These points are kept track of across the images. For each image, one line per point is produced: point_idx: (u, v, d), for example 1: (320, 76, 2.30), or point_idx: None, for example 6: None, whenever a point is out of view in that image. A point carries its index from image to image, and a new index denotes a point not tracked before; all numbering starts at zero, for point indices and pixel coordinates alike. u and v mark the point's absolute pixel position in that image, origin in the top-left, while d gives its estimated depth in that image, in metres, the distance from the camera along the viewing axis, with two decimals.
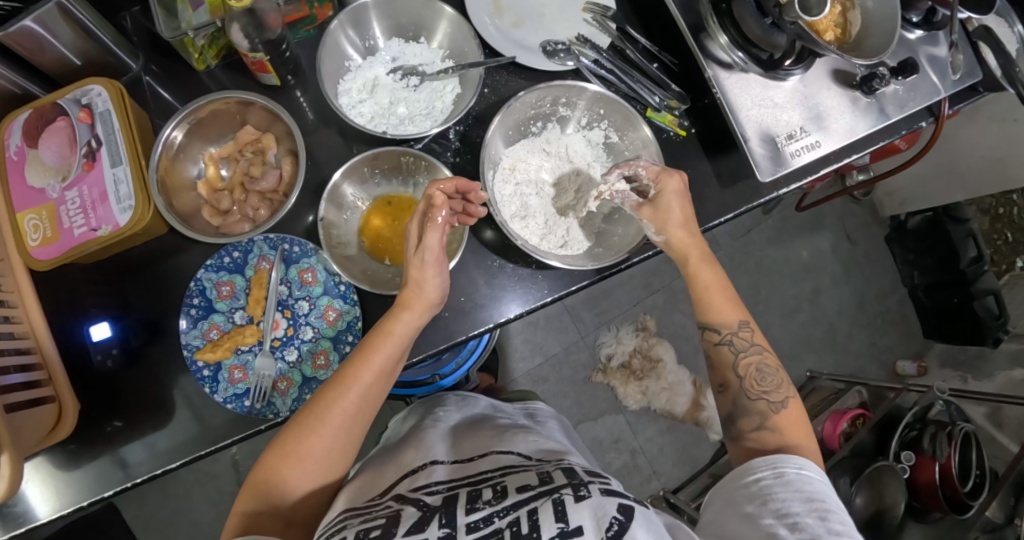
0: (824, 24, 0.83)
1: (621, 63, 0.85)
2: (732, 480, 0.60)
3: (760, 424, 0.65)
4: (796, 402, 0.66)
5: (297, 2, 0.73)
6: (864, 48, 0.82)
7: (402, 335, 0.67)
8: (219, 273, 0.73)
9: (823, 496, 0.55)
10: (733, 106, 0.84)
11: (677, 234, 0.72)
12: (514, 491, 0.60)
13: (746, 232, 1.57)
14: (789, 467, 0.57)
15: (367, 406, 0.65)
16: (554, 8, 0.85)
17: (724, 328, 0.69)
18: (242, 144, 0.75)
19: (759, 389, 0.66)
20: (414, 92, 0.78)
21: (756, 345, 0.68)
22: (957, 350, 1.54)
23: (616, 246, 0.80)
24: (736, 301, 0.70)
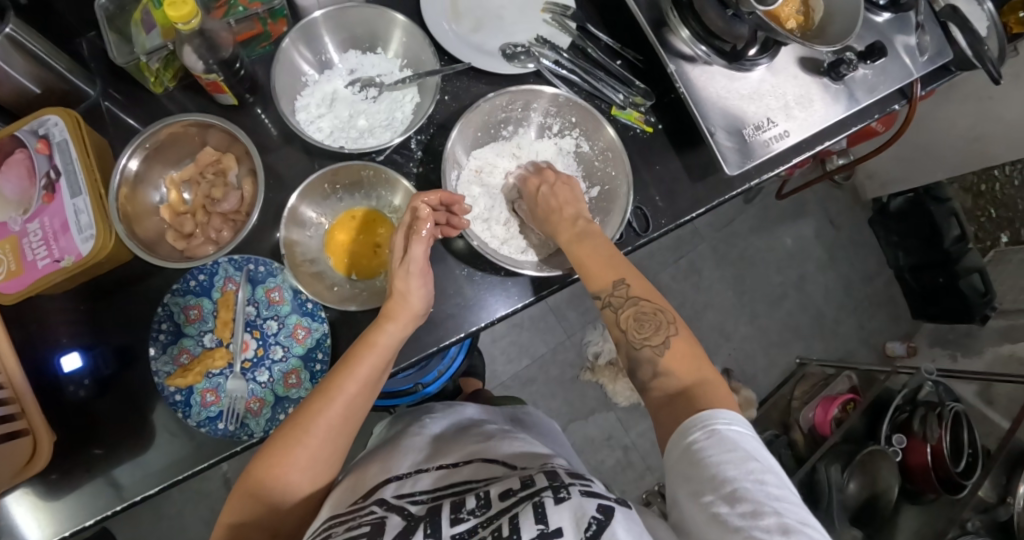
0: (788, 12, 0.82)
1: (583, 63, 0.82)
2: (669, 446, 0.59)
3: (654, 371, 0.65)
4: (682, 338, 0.66)
5: (249, 19, 0.72)
6: (827, 35, 0.81)
7: (386, 345, 0.66)
8: (185, 297, 0.72)
9: (756, 455, 0.54)
10: (698, 100, 0.83)
11: (545, 227, 0.75)
12: (498, 498, 0.59)
13: (729, 223, 1.56)
14: (721, 426, 0.56)
15: (352, 417, 0.64)
16: (512, 8, 0.82)
17: (603, 291, 0.70)
18: (202, 165, 0.75)
19: (642, 337, 0.66)
20: (373, 103, 0.76)
21: (633, 297, 0.68)
22: (947, 328, 1.55)
23: None
24: (615, 259, 0.71)
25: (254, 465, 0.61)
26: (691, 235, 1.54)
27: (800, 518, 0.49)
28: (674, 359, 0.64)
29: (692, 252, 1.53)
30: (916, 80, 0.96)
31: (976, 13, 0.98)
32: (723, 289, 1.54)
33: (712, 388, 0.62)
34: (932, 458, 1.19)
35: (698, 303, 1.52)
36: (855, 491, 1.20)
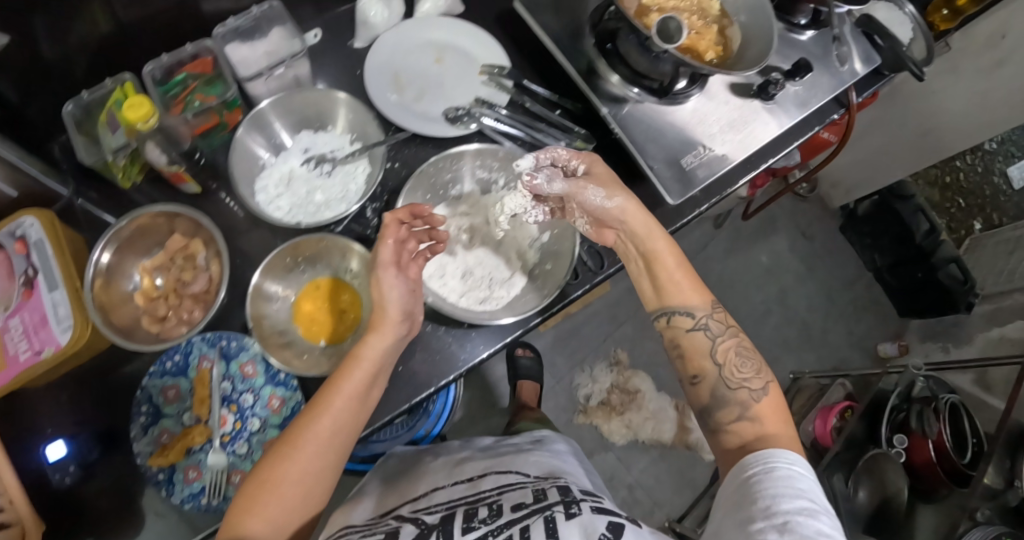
0: (704, 45, 0.87)
1: (523, 117, 0.85)
2: (727, 478, 0.62)
3: (740, 414, 0.66)
4: (776, 388, 0.68)
5: (206, 112, 0.76)
6: (746, 60, 0.86)
7: (372, 358, 0.67)
8: (164, 378, 0.76)
9: (813, 496, 0.55)
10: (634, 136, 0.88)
11: (631, 205, 0.74)
12: (509, 510, 0.62)
13: (702, 248, 1.59)
14: (780, 463, 0.59)
15: (343, 430, 0.65)
16: (451, 74, 0.86)
17: (699, 312, 0.70)
18: (172, 252, 0.79)
19: (739, 378, 0.67)
20: (328, 178, 0.80)
21: (730, 329, 0.70)
22: (935, 322, 1.58)
23: (541, 291, 0.81)
24: (700, 287, 0.72)
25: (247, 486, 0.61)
26: None
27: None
28: (767, 405, 0.66)
29: None
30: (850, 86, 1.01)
31: None
32: None
33: (765, 424, 0.64)
34: (935, 453, 1.20)
35: None
36: (865, 499, 1.20)
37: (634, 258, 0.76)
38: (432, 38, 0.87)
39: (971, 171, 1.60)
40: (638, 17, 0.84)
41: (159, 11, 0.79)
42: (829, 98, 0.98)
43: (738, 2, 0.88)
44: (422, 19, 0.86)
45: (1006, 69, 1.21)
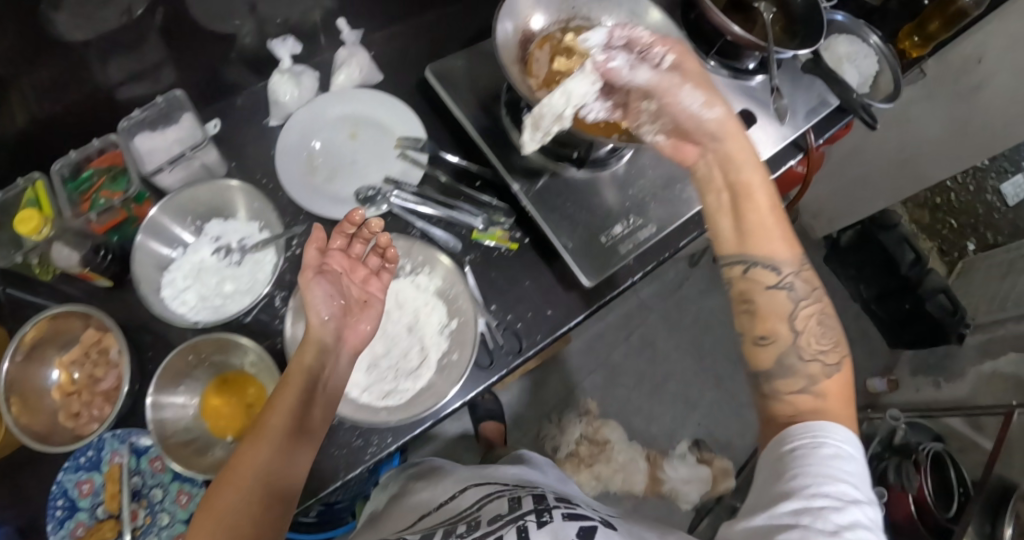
0: (625, 108, 0.71)
1: (437, 195, 0.78)
2: (767, 450, 0.55)
3: (804, 387, 0.57)
4: (846, 371, 0.59)
5: (112, 209, 0.75)
6: (670, 124, 0.73)
7: (309, 373, 0.62)
8: (78, 472, 0.76)
9: (856, 485, 0.49)
10: (557, 209, 0.75)
11: (726, 117, 0.65)
12: (485, 523, 0.66)
13: (677, 288, 1.48)
14: (827, 440, 0.51)
15: (291, 448, 0.57)
16: (365, 151, 0.81)
17: (786, 266, 0.61)
18: (86, 345, 0.78)
19: (815, 349, 0.59)
20: (237, 267, 0.77)
21: (818, 292, 0.61)
22: (926, 353, 1.52)
23: (449, 380, 0.71)
24: (790, 236, 0.62)
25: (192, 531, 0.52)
26: (638, 307, 1.46)
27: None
28: (833, 385, 0.57)
29: (642, 325, 1.44)
30: (807, 130, 0.97)
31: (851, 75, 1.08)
32: (682, 360, 1.44)
33: (830, 404, 0.55)
34: (915, 507, 1.13)
35: (656, 376, 1.41)
36: None
37: (716, 191, 0.65)
38: (350, 112, 0.82)
39: (964, 191, 1.59)
40: (544, 87, 0.72)
41: (67, 104, 0.75)
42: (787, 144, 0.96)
43: None
44: (338, 93, 0.82)
45: (983, 94, 1.16)
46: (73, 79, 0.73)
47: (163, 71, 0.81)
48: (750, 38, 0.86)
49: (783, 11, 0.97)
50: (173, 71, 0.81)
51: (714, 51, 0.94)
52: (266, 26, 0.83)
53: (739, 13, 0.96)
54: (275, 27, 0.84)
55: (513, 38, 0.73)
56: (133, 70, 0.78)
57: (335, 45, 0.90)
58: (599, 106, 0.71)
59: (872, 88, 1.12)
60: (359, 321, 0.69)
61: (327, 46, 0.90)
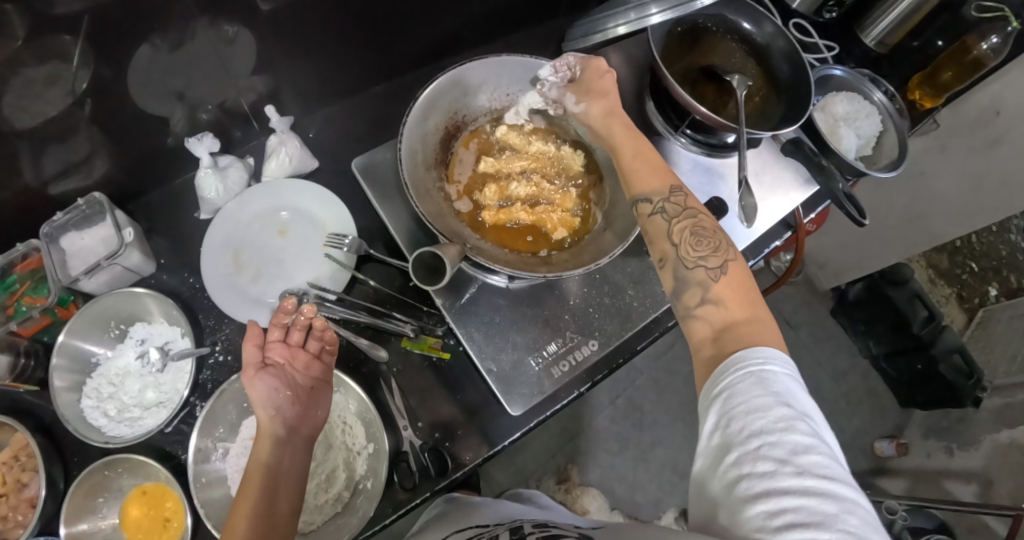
0: (554, 219, 0.69)
1: (365, 301, 0.75)
2: (700, 398, 0.50)
3: (703, 297, 0.54)
4: (738, 265, 0.55)
5: (33, 317, 0.74)
6: (607, 237, 0.67)
7: (268, 465, 0.59)
8: None
9: (789, 398, 0.45)
10: (486, 323, 0.69)
11: (592, 106, 0.65)
12: None
13: (668, 347, 1.40)
14: (755, 366, 0.47)
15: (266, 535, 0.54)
16: (295, 250, 0.78)
17: (654, 196, 0.59)
18: (15, 449, 0.76)
19: (696, 256, 0.55)
20: (159, 373, 0.75)
21: (689, 209, 0.58)
22: (940, 415, 1.40)
23: (361, 510, 0.67)
24: (666, 166, 0.61)
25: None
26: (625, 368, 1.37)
27: (828, 476, 0.42)
28: (727, 286, 0.53)
29: (630, 388, 1.36)
30: (797, 209, 0.89)
31: (851, 141, 0.98)
32: (673, 423, 1.35)
33: (761, 325, 0.50)
34: None
35: (643, 442, 1.33)
36: None
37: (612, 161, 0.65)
38: (277, 205, 0.79)
39: (985, 232, 1.45)
40: (466, 194, 0.71)
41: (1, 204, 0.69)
42: (776, 222, 0.89)
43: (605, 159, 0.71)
44: (271, 184, 0.78)
45: (1003, 149, 1.01)
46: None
47: (95, 162, 0.74)
48: (719, 120, 0.78)
49: (765, 79, 0.89)
50: (107, 159, 0.74)
51: (685, 125, 0.85)
52: (199, 112, 0.77)
53: (710, 82, 0.87)
54: (207, 112, 0.78)
55: (433, 139, 0.70)
56: (63, 165, 0.71)
57: (270, 129, 0.86)
58: (525, 217, 0.69)
59: (874, 149, 1.02)
60: (311, 409, 0.66)
61: (263, 129, 0.86)
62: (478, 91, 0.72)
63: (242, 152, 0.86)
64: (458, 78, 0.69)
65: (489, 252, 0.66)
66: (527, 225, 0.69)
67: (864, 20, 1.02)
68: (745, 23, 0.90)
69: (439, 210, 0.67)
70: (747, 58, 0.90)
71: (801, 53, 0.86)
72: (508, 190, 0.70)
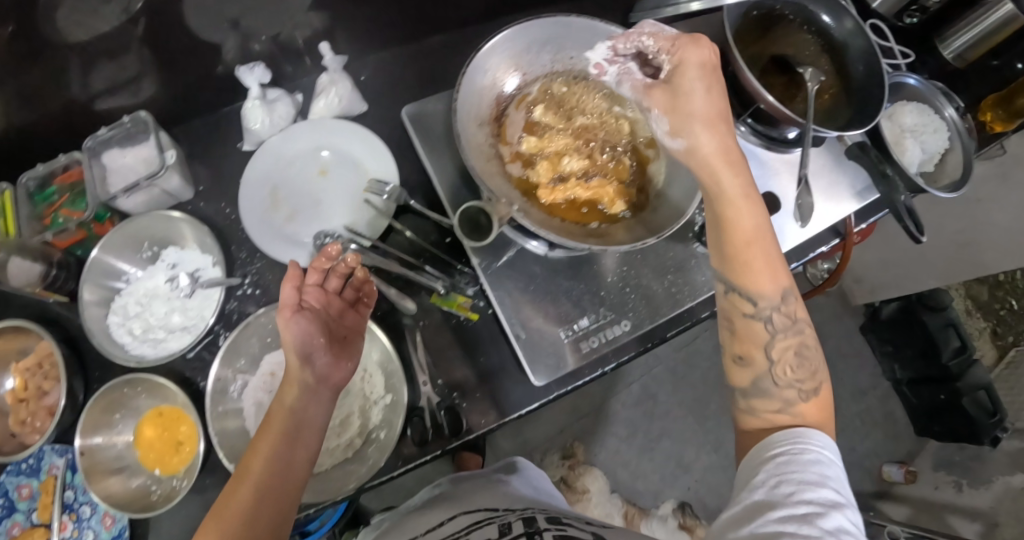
0: (610, 193, 0.66)
1: (397, 251, 0.74)
2: (750, 463, 0.52)
3: (780, 407, 0.55)
4: (825, 392, 0.56)
5: (70, 230, 0.74)
6: (658, 217, 0.65)
7: (291, 409, 0.58)
8: (18, 477, 0.77)
9: (840, 488, 0.47)
10: (519, 289, 0.68)
11: (705, 138, 0.55)
12: None
13: (692, 340, 1.37)
14: (811, 450, 0.49)
15: (278, 486, 0.54)
16: (333, 192, 0.77)
17: (761, 299, 0.56)
18: (40, 357, 0.77)
19: (791, 377, 0.55)
20: (187, 299, 0.75)
21: (795, 324, 0.57)
22: (953, 449, 1.37)
23: (369, 460, 0.67)
24: (780, 260, 0.56)
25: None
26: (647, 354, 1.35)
27: None
28: (815, 407, 0.54)
29: (647, 376, 1.34)
30: (849, 217, 0.85)
31: (915, 154, 0.95)
32: (685, 416, 1.34)
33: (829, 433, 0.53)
34: None
35: (651, 432, 1.32)
36: None
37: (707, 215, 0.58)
38: (322, 145, 0.78)
39: None
40: (519, 158, 0.68)
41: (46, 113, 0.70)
42: (826, 227, 0.85)
43: None
44: (316, 122, 0.77)
45: None
46: (40, 88, 0.66)
47: (143, 82, 0.73)
48: (785, 111, 0.76)
49: (837, 78, 0.85)
50: (155, 80, 0.73)
51: (747, 115, 0.83)
52: (251, 42, 0.75)
53: (781, 74, 0.84)
54: (260, 43, 0.76)
55: (485, 97, 0.67)
56: (111, 82, 0.71)
57: (320, 68, 0.84)
58: (581, 192, 0.66)
59: (936, 167, 0.98)
60: (341, 359, 0.64)
61: (313, 67, 0.84)
62: (540, 48, 0.69)
63: (291, 88, 0.85)
64: (525, 33, 0.67)
65: (536, 216, 0.64)
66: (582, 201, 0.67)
67: (945, 31, 0.96)
68: (825, 16, 0.85)
69: (488, 168, 0.65)
70: (821, 53, 0.86)
71: (880, 56, 0.81)
72: (561, 164, 0.67)
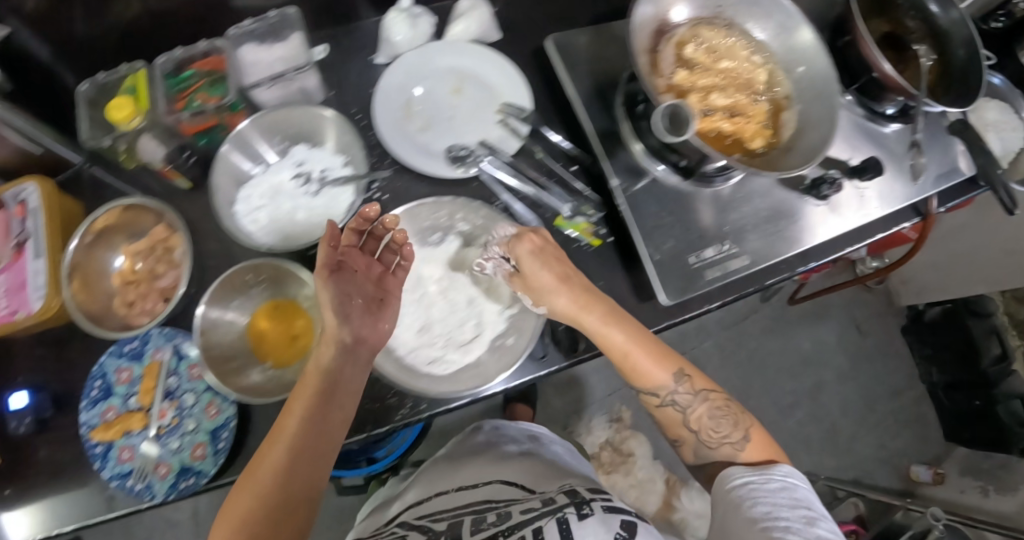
0: (750, 130, 0.78)
1: (528, 169, 0.81)
2: (721, 490, 0.63)
3: (731, 464, 0.64)
4: (757, 430, 0.66)
5: (205, 114, 0.75)
6: (793, 153, 0.76)
7: (323, 368, 0.61)
8: (120, 359, 0.78)
9: (809, 502, 0.58)
10: (656, 212, 0.78)
11: (560, 301, 0.69)
12: (518, 513, 0.68)
13: (740, 320, 1.40)
14: (777, 474, 0.60)
15: (319, 445, 0.58)
16: (466, 111, 0.84)
17: (662, 389, 0.69)
18: (154, 240, 0.79)
19: (719, 437, 0.66)
20: (312, 198, 0.78)
21: (700, 392, 0.68)
22: (982, 458, 1.35)
23: (493, 364, 0.71)
24: (667, 349, 0.69)
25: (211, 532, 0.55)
26: (697, 329, 1.39)
27: None
28: (755, 450, 0.64)
29: (694, 349, 1.37)
30: (930, 196, 0.89)
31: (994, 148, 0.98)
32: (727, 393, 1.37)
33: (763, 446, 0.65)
34: None
35: None
36: None
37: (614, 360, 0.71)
38: (456, 67, 0.85)
39: None
40: (671, 90, 0.78)
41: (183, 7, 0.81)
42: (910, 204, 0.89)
43: (802, 82, 0.80)
44: (449, 44, 0.84)
45: None
46: None
47: None
48: (899, 81, 0.80)
49: (937, 64, 0.88)
50: None
51: (854, 87, 0.88)
52: None
53: (893, 50, 0.90)
54: None
55: (649, 27, 0.76)
56: None
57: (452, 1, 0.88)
58: (726, 125, 0.78)
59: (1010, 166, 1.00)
60: (380, 319, 0.67)
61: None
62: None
63: None
64: None
65: (700, 132, 0.74)
66: (726, 129, 0.77)
67: None
68: (932, 5, 0.89)
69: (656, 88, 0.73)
70: (924, 39, 0.90)
71: (983, 46, 0.85)
72: (709, 99, 0.78)
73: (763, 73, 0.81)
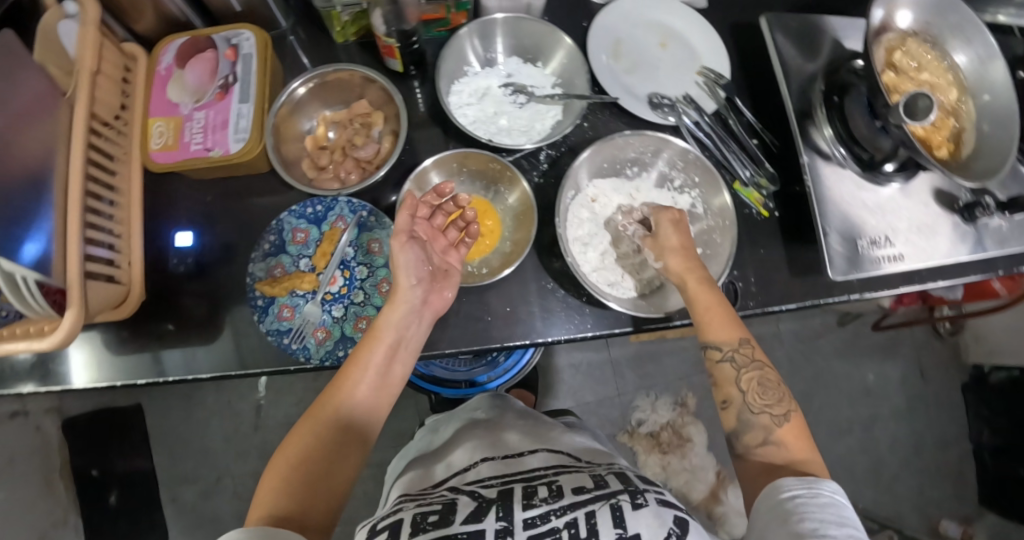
0: (938, 140, 0.84)
1: (720, 131, 0.86)
2: (760, 501, 0.59)
3: (765, 439, 0.65)
4: (797, 416, 0.67)
5: (437, 4, 0.78)
6: (970, 169, 0.81)
7: (391, 330, 0.69)
8: (299, 220, 0.81)
9: (855, 523, 0.55)
10: (832, 195, 0.83)
11: (672, 261, 0.73)
12: (571, 492, 0.61)
13: (813, 338, 1.48)
14: (826, 490, 0.57)
15: (374, 395, 0.67)
16: (670, 63, 0.89)
17: (725, 346, 0.69)
18: (354, 114, 0.84)
19: (762, 403, 0.66)
20: (519, 108, 0.84)
21: (756, 361, 0.69)
22: (1015, 528, 1.38)
23: (658, 303, 0.79)
24: (738, 321, 0.70)
25: (273, 463, 0.62)
26: (771, 336, 1.47)
27: None
28: (790, 432, 0.65)
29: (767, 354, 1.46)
30: None
31: None
32: None
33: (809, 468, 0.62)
34: None
35: None
36: None
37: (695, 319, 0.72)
38: (664, 21, 0.90)
39: None
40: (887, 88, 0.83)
41: None
42: None
43: (986, 109, 0.84)
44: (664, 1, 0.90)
45: None
46: None
47: None
48: None
49: None
50: None
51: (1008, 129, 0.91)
52: None
53: None
54: None
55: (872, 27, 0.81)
56: None
57: None
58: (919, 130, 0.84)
59: None
60: (444, 288, 0.74)
61: None
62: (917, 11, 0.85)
63: None
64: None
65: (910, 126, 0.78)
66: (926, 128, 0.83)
67: None
68: None
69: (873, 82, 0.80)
70: None
71: None
72: None
73: (954, 92, 0.86)
